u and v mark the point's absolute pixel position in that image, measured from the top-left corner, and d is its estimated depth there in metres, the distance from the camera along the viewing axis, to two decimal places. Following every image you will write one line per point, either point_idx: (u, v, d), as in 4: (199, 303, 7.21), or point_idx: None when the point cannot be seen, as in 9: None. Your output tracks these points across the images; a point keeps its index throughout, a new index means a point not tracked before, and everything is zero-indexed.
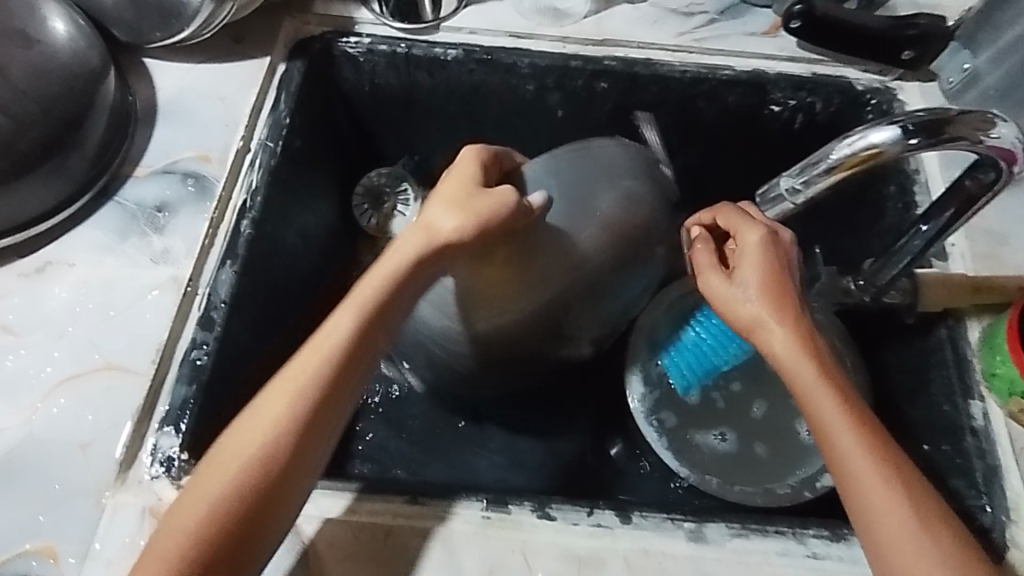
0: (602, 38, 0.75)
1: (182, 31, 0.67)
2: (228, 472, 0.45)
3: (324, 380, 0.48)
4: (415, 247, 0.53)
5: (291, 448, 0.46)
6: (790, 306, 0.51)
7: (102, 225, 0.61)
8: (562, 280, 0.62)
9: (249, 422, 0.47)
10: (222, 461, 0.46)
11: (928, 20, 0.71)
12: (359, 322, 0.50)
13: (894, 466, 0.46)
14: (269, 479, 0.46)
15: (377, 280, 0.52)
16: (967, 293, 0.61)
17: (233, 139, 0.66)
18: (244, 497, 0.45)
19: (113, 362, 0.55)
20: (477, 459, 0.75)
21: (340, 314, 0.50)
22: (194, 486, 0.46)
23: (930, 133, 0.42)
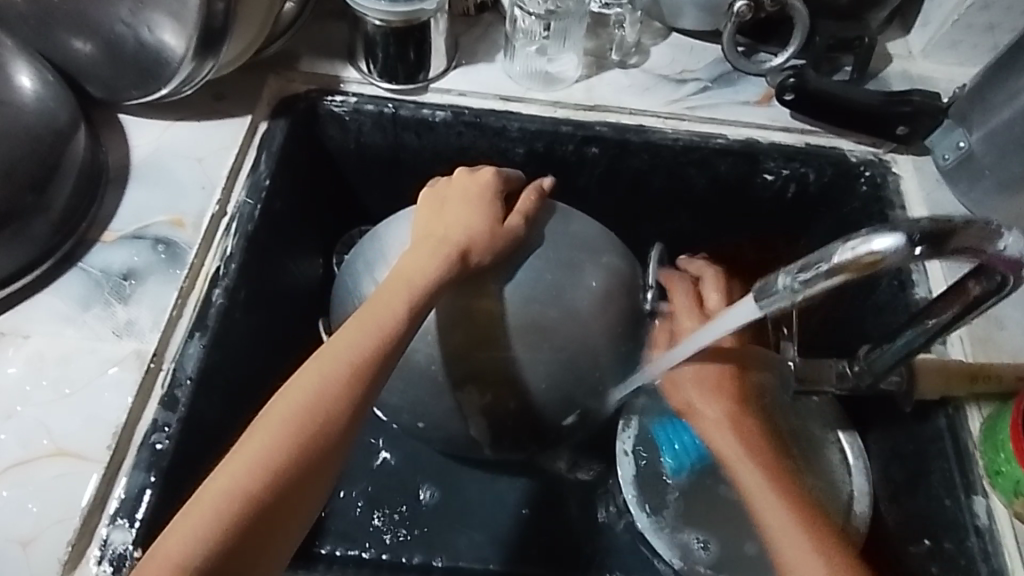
0: (593, 103, 0.74)
1: (159, 90, 0.65)
2: (246, 466, 0.43)
3: (361, 372, 0.48)
4: (435, 246, 0.55)
5: (313, 438, 0.45)
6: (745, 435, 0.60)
7: (63, 294, 0.58)
8: (549, 323, 0.58)
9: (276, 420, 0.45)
10: (254, 445, 0.45)
11: (922, 97, 0.70)
12: (407, 307, 0.51)
13: (825, 545, 0.53)
14: (286, 475, 0.44)
15: (421, 266, 0.54)
16: (966, 382, 0.58)
17: (209, 202, 0.64)
18: (266, 488, 0.43)
19: (65, 448, 0.51)
20: (456, 536, 0.72)
21: (391, 297, 0.52)
22: (217, 476, 0.44)
23: (936, 243, 0.39)
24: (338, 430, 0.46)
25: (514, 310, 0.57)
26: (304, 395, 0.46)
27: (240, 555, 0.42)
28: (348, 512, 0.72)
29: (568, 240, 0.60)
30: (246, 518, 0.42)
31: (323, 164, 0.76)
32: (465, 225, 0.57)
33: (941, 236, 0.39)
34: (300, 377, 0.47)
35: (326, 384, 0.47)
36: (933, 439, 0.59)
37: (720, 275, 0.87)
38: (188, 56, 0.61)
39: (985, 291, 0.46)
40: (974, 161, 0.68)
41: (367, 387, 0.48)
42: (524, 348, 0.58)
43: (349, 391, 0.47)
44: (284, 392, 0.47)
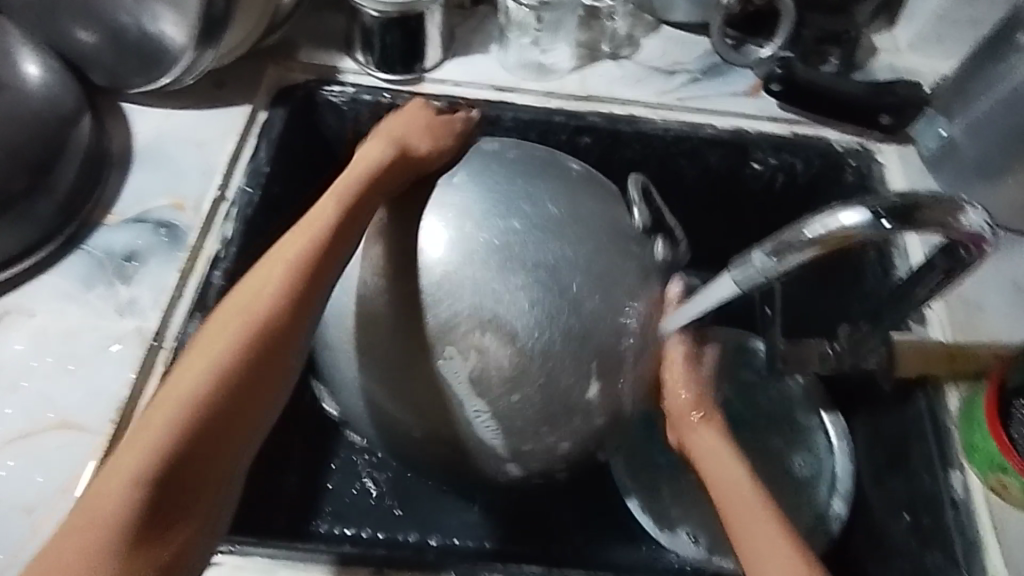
0: (586, 94, 0.76)
1: (161, 78, 0.67)
2: (146, 436, 0.40)
3: (307, 268, 0.48)
4: (384, 149, 0.55)
5: (265, 338, 0.45)
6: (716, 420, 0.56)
7: (67, 274, 0.59)
8: (559, 302, 0.54)
9: (177, 387, 0.42)
10: (211, 346, 0.44)
11: (905, 88, 0.73)
12: (340, 209, 0.51)
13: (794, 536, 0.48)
14: (247, 376, 0.44)
15: (356, 175, 0.53)
16: (944, 361, 0.61)
17: (210, 187, 0.66)
18: (225, 386, 0.43)
19: (68, 421, 0.53)
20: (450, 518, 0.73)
21: (325, 202, 0.52)
22: (170, 385, 0.43)
23: (902, 218, 0.41)
24: (289, 343, 0.46)
25: (535, 291, 0.53)
26: (214, 350, 0.44)
27: (194, 460, 0.41)
28: (344, 493, 0.74)
29: (567, 185, 0.58)
30: (204, 422, 0.42)
31: (321, 154, 0.77)
32: (423, 146, 0.57)
33: (908, 212, 0.41)
34: (247, 287, 0.47)
35: (271, 296, 0.46)
36: (914, 420, 0.61)
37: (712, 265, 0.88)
38: (190, 44, 0.63)
39: (951, 264, 0.49)
40: (957, 150, 0.69)
41: (319, 289, 0.48)
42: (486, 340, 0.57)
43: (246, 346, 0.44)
44: (232, 297, 0.47)
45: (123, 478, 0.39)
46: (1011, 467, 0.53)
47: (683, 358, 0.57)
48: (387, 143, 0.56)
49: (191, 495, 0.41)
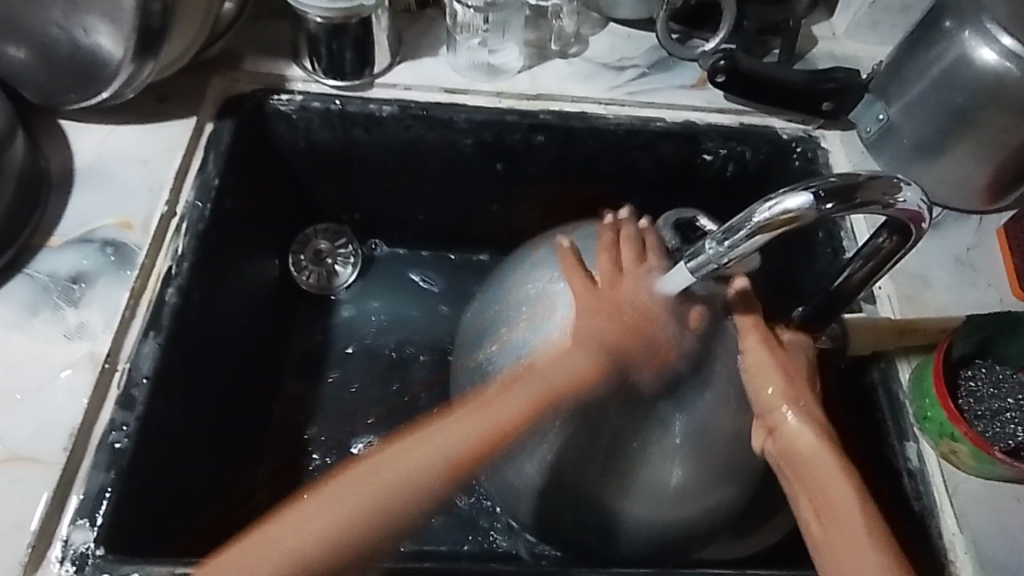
0: (537, 93, 0.76)
1: (100, 93, 0.65)
2: (333, 513, 0.45)
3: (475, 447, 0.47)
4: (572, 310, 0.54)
5: (400, 508, 0.45)
6: (810, 411, 0.50)
7: (10, 301, 0.57)
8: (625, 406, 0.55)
9: (378, 477, 0.46)
10: (356, 493, 0.45)
11: (844, 73, 0.74)
12: (581, 360, 0.52)
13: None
14: (355, 542, 0.45)
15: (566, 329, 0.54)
16: (894, 336, 0.64)
17: (158, 204, 0.64)
18: (337, 546, 0.44)
19: (19, 452, 0.51)
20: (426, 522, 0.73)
21: (575, 351, 0.52)
22: (302, 519, 0.45)
23: (843, 196, 0.42)
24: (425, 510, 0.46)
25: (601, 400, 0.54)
26: (361, 501, 0.45)
27: None
28: None
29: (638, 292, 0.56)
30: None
31: (273, 165, 0.76)
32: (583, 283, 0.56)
33: (848, 190, 0.42)
34: (430, 436, 0.47)
35: (435, 455, 0.47)
36: (868, 392, 0.63)
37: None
38: (128, 57, 0.61)
39: (890, 241, 0.50)
40: (894, 132, 0.72)
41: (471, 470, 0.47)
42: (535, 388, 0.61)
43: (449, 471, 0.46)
44: (409, 441, 0.47)
45: (299, 542, 0.44)
46: (959, 434, 0.56)
47: (759, 345, 0.54)
48: (590, 296, 0.55)
49: (346, 575, 0.45)
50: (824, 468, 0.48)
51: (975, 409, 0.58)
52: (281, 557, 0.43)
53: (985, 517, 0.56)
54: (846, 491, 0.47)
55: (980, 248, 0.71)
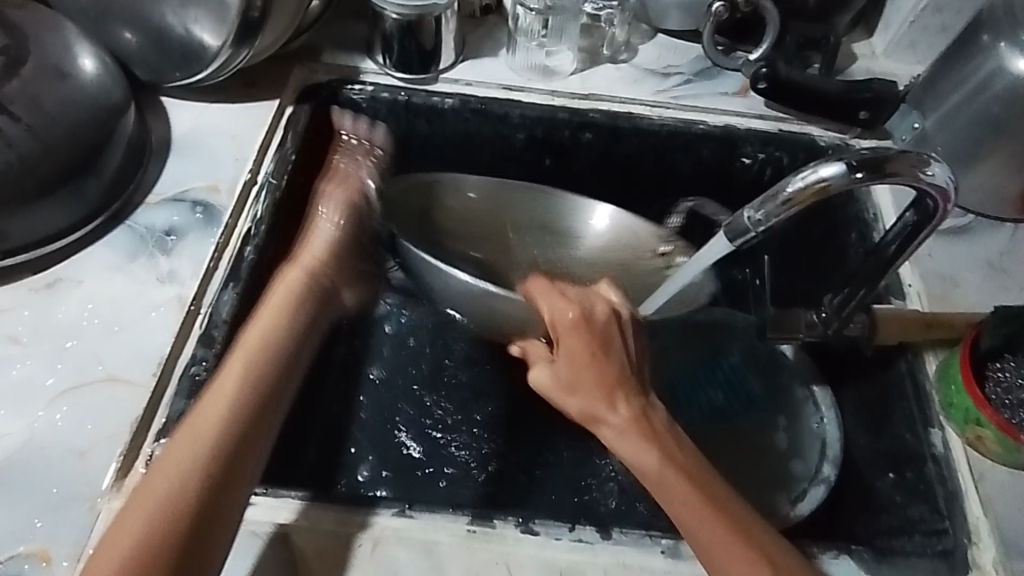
0: (587, 93, 0.82)
1: (199, 73, 0.73)
2: (179, 449, 0.51)
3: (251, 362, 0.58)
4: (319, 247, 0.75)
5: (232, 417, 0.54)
6: (619, 404, 0.55)
7: (113, 247, 0.64)
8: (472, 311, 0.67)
9: (217, 390, 0.55)
10: (190, 426, 0.53)
11: (882, 85, 0.78)
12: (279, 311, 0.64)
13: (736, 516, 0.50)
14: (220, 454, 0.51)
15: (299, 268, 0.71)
16: (921, 328, 0.64)
17: (242, 173, 0.71)
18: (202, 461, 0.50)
19: (115, 375, 0.57)
20: None
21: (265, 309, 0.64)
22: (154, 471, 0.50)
23: (873, 167, 0.46)
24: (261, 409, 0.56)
25: None
26: (199, 425, 0.53)
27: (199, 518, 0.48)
28: None
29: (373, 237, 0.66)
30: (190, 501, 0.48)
31: None
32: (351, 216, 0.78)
33: (878, 163, 0.46)
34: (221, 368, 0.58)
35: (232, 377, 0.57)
36: (895, 383, 0.66)
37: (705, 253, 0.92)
38: (228, 43, 0.69)
39: (917, 221, 0.54)
40: (928, 140, 0.75)
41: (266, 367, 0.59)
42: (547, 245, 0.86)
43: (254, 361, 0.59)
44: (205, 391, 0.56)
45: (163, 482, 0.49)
46: (984, 418, 0.58)
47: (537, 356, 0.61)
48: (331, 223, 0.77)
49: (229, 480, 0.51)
50: (627, 444, 0.53)
51: (1002, 398, 0.60)
52: (155, 498, 0.48)
53: (1010, 501, 0.58)
54: (658, 464, 0.52)
55: (1011, 252, 0.73)
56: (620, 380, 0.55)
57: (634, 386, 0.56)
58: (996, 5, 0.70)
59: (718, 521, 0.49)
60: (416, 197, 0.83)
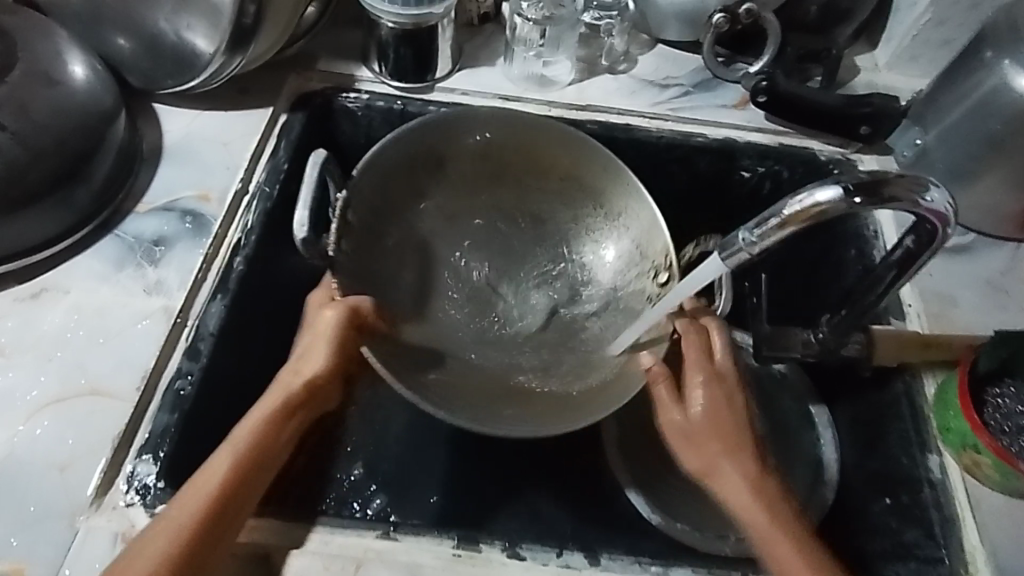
0: (584, 103, 0.81)
1: (192, 79, 0.72)
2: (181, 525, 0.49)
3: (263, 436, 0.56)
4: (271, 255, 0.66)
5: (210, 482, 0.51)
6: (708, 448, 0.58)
7: (100, 256, 0.63)
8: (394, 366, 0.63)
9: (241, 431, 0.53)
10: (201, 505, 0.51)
11: (882, 100, 0.77)
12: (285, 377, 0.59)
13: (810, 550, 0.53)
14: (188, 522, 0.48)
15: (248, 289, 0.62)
16: (919, 349, 0.63)
17: (233, 181, 0.70)
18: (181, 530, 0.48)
19: (98, 388, 0.56)
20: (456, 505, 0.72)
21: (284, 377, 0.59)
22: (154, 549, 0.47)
23: (871, 191, 0.45)
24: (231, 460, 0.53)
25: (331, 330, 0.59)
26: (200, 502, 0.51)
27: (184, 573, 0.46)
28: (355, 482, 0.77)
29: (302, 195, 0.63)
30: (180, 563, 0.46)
31: (335, 156, 0.83)
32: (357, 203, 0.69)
33: (875, 186, 0.45)
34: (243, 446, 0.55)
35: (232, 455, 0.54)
36: (892, 404, 0.65)
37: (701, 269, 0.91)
38: (219, 50, 0.68)
39: (915, 245, 0.53)
40: (929, 156, 0.74)
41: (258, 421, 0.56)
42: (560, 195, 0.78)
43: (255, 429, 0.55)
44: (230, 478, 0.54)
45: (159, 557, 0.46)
46: (982, 445, 0.56)
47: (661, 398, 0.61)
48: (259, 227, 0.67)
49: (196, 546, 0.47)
50: (727, 484, 0.57)
51: (1000, 423, 0.59)
52: (177, 529, 0.47)
53: (1006, 530, 0.57)
54: (751, 506, 0.55)
55: (1012, 272, 0.72)
56: (694, 421, 0.59)
57: (706, 423, 0.59)
58: (1000, 20, 0.69)
59: (788, 547, 0.53)
60: (424, 142, 0.72)
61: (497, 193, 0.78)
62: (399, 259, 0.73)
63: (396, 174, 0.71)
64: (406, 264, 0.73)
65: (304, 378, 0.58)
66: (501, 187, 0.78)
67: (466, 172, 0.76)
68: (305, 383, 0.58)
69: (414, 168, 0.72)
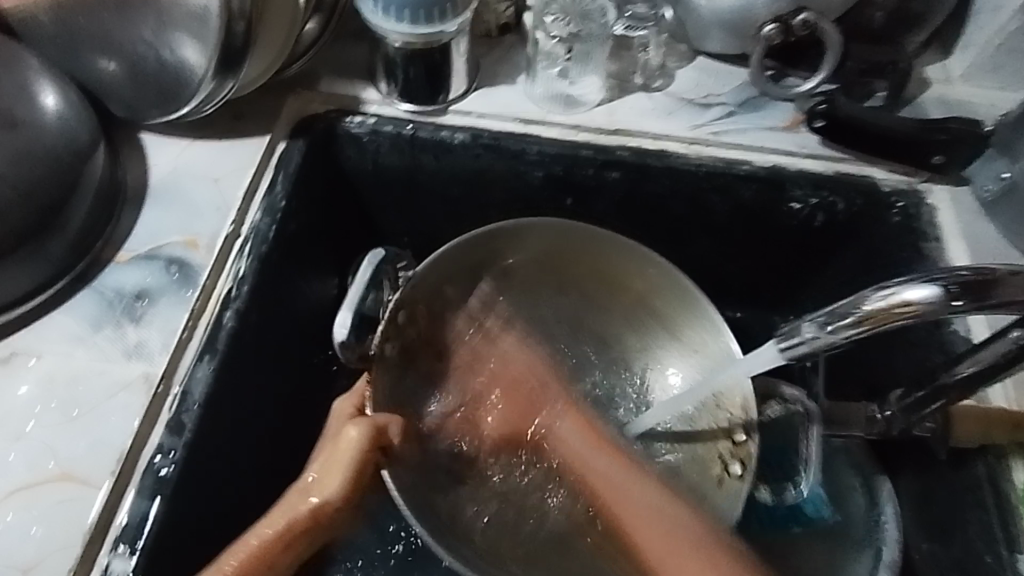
0: (614, 127, 0.72)
1: (178, 109, 0.65)
2: None
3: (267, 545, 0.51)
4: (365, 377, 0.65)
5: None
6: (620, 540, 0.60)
7: (77, 313, 0.58)
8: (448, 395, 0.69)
9: (255, 539, 0.51)
10: None
11: (960, 123, 0.67)
12: (310, 477, 0.56)
13: None
14: None
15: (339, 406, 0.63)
16: (1008, 428, 0.54)
17: (224, 224, 0.63)
18: None
19: (70, 471, 0.51)
20: None
21: (319, 476, 0.56)
22: None
23: (977, 294, 0.38)
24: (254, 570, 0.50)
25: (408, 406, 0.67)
26: None
27: None
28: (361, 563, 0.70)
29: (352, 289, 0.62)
30: None
31: (340, 186, 0.75)
32: (450, 264, 0.68)
33: (982, 286, 0.38)
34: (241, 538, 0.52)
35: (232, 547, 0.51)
36: (971, 489, 0.56)
37: (784, 312, 0.84)
38: (207, 76, 0.61)
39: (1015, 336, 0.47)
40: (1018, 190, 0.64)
41: (291, 543, 0.53)
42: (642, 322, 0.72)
43: (275, 542, 0.52)
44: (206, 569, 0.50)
45: None
46: None
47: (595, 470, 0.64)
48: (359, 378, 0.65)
49: None
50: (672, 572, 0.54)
51: None
52: None
53: None
54: None
55: None
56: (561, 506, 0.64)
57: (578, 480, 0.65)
58: None
59: None
60: (493, 243, 0.69)
61: (559, 301, 0.73)
62: (459, 309, 0.70)
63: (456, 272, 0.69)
64: (449, 361, 0.70)
65: (314, 499, 0.55)
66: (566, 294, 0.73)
67: (528, 278, 0.72)
68: (315, 508, 0.54)
69: (482, 266, 0.70)
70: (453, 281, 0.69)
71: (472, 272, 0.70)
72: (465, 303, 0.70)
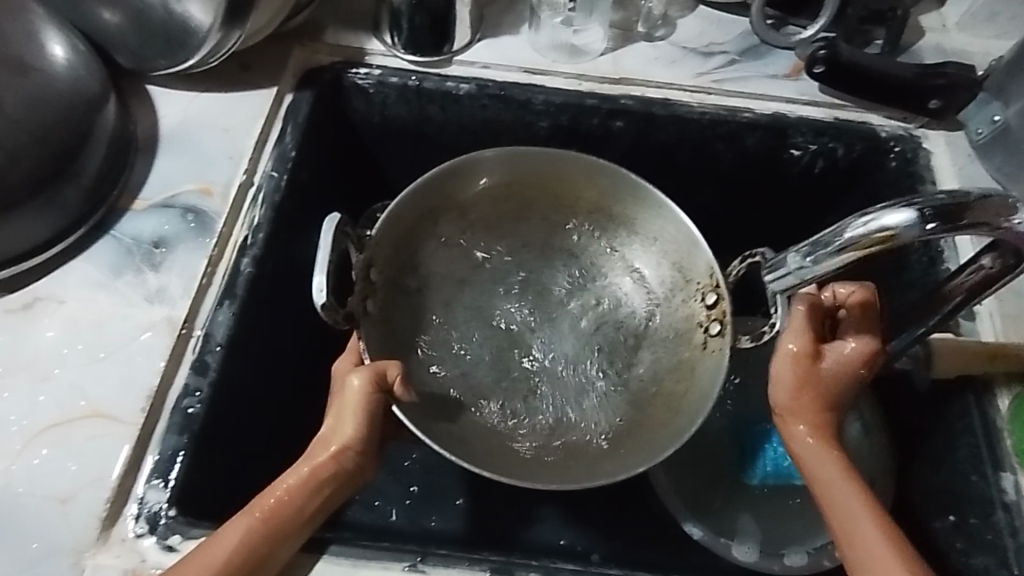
0: (619, 76, 0.73)
1: (185, 60, 0.65)
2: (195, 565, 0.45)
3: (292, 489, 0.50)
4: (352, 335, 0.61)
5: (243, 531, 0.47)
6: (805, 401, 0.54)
7: (96, 260, 0.59)
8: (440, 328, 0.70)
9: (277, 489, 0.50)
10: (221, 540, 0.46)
11: (956, 68, 0.68)
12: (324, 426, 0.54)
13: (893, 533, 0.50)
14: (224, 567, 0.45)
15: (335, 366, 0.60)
16: (986, 361, 0.57)
17: (236, 172, 0.64)
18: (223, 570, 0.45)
19: (100, 409, 0.52)
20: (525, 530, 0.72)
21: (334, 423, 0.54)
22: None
23: (947, 217, 0.45)
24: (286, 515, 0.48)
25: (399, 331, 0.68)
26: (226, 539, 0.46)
27: None
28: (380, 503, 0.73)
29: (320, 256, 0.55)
30: None
31: (347, 137, 0.76)
32: (408, 210, 0.67)
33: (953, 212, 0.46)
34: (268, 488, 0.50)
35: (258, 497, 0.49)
36: (961, 417, 0.59)
37: None
38: (214, 25, 0.61)
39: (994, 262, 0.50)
40: (1009, 134, 0.66)
41: (321, 487, 0.51)
42: (601, 239, 0.74)
43: (300, 488, 0.50)
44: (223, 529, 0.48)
45: None
46: None
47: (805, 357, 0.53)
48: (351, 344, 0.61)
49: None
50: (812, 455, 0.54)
51: None
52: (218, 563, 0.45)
53: None
54: (868, 526, 0.50)
55: None
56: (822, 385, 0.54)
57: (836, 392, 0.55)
58: None
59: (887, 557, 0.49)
60: (450, 184, 0.68)
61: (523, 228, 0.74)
62: (427, 256, 0.70)
63: (415, 222, 0.68)
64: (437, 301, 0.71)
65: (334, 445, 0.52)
66: (524, 223, 0.74)
67: (484, 212, 0.72)
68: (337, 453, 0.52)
69: (441, 212, 0.70)
70: (418, 223, 0.69)
71: (434, 212, 0.69)
72: (438, 245, 0.71)
